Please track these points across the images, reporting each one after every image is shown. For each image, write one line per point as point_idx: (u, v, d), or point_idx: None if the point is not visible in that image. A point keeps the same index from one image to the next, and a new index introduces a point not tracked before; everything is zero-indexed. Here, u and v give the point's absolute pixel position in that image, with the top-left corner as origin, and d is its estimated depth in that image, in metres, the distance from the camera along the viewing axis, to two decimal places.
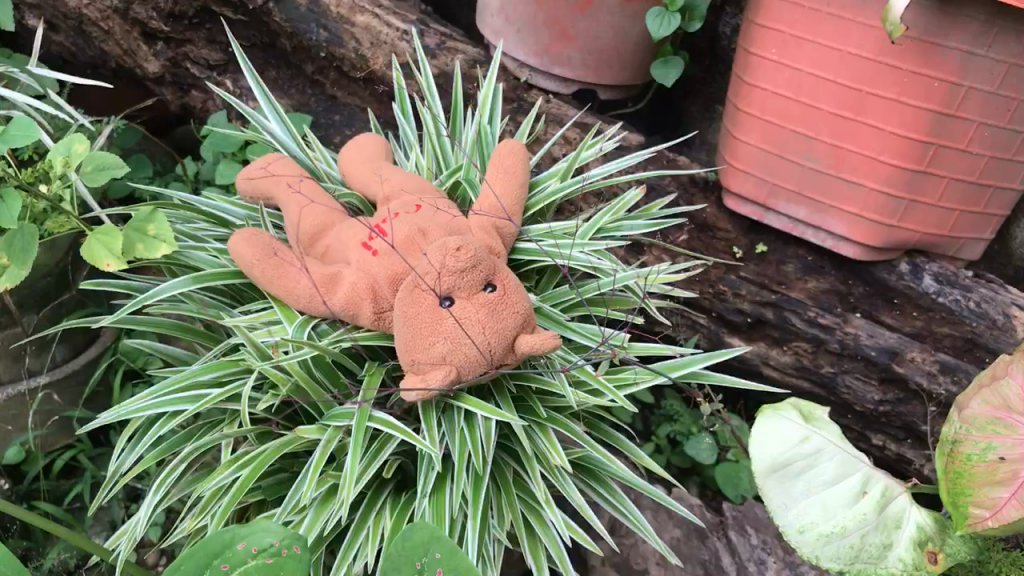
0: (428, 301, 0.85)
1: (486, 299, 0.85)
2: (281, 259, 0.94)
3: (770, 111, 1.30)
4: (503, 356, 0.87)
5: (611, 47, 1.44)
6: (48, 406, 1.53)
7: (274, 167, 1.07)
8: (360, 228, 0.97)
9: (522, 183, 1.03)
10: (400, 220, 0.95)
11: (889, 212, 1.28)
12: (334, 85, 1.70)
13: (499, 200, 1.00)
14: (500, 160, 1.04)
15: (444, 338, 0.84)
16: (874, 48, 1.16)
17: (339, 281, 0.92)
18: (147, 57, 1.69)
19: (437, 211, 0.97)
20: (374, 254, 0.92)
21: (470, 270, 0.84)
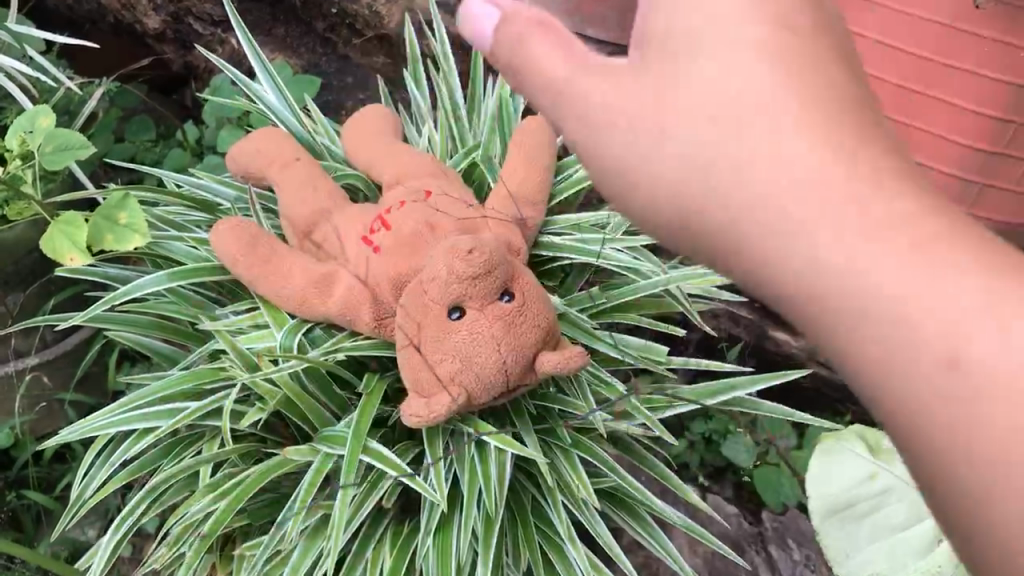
0: (435, 311, 0.73)
1: (504, 310, 0.73)
2: (271, 252, 0.83)
3: None
4: (522, 376, 0.75)
5: None
6: (37, 390, 1.43)
7: (268, 140, 0.95)
8: (360, 217, 0.85)
9: (547, 167, 0.90)
10: (406, 210, 0.82)
11: (961, 198, 1.18)
12: (347, 45, 1.57)
13: (520, 188, 0.88)
14: (521, 139, 0.91)
15: (454, 357, 0.72)
16: (950, 13, 1.07)
17: (337, 281, 0.80)
18: (147, 12, 1.59)
19: (451, 200, 0.84)
20: (375, 250, 0.80)
21: (485, 278, 0.72)
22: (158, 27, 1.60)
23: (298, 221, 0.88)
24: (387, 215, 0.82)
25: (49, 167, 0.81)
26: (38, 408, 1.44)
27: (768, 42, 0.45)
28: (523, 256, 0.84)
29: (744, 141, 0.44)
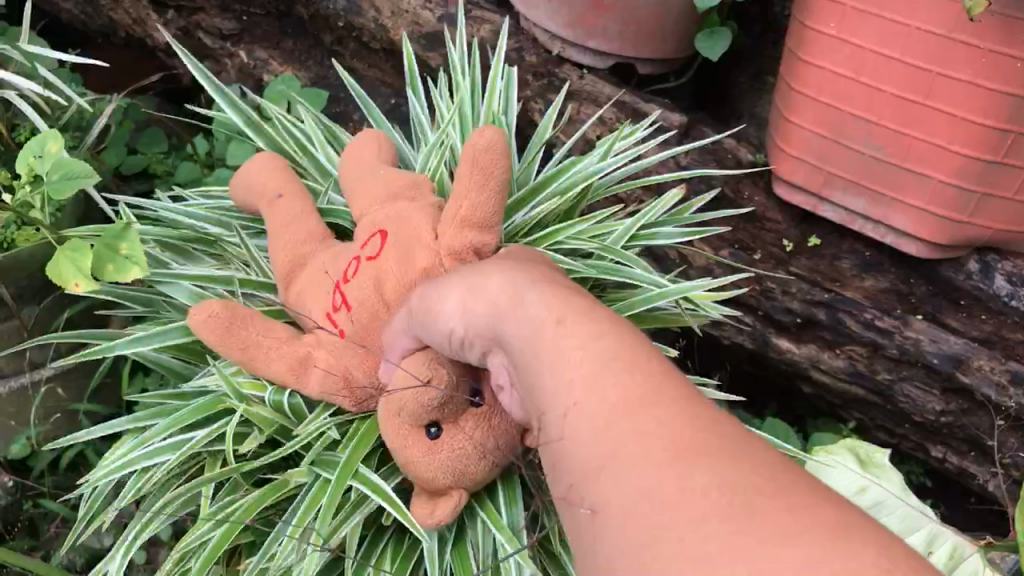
0: (416, 435, 0.79)
1: (477, 417, 0.80)
2: (240, 336, 0.85)
3: (827, 92, 1.21)
4: (504, 454, 0.83)
5: (652, 17, 1.32)
6: (52, 401, 1.46)
7: (252, 172, 1.03)
8: (326, 278, 0.91)
9: (494, 179, 0.87)
10: (364, 269, 0.87)
11: (961, 207, 1.19)
12: (354, 57, 1.60)
13: (471, 210, 0.85)
14: (476, 162, 0.86)
15: (449, 467, 0.79)
16: (947, 24, 1.08)
17: (311, 365, 0.87)
18: (157, 27, 1.64)
19: (402, 241, 0.87)
20: (340, 336, 0.86)
21: (451, 402, 0.77)
22: (169, 41, 1.65)
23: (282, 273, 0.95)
24: (344, 288, 0.87)
25: (54, 195, 0.85)
26: (54, 418, 1.47)
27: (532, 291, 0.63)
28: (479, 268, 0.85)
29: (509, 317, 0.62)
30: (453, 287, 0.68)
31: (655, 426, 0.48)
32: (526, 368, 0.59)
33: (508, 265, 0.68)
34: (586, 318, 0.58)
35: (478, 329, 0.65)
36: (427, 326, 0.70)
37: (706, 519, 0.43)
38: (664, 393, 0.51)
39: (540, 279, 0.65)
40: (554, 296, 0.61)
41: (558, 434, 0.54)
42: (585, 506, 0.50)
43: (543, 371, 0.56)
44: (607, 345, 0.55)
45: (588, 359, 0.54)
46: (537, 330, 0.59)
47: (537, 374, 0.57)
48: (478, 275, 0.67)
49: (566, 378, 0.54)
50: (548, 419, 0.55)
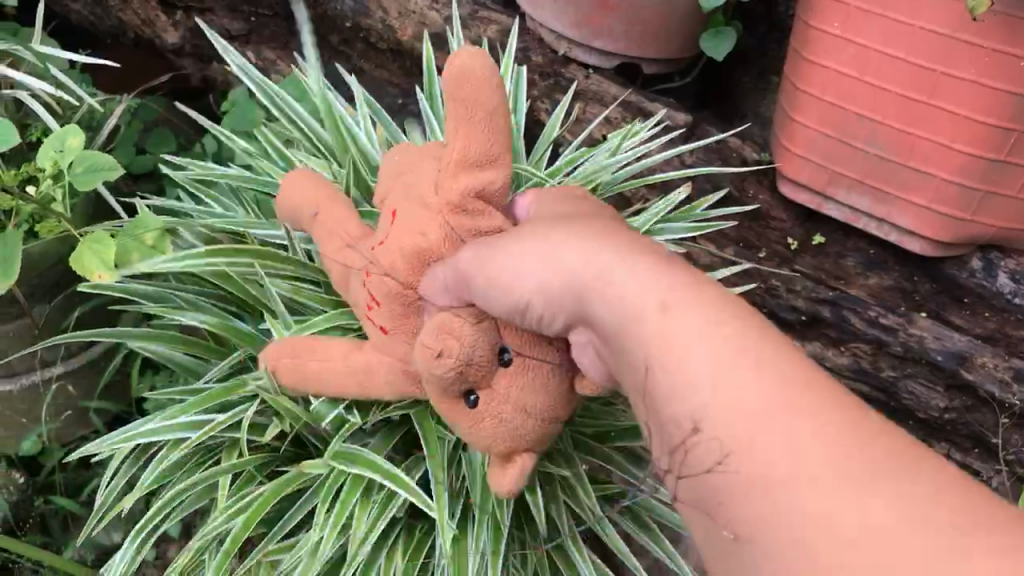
0: (457, 404, 0.78)
1: (510, 376, 0.77)
2: (307, 369, 0.86)
3: (831, 92, 1.23)
4: (558, 408, 0.80)
5: (657, 18, 1.34)
6: (63, 398, 1.47)
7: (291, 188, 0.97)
8: (360, 271, 0.87)
9: (490, 112, 0.78)
10: (383, 250, 0.82)
11: (964, 205, 1.20)
12: (361, 57, 1.61)
13: (467, 151, 0.79)
14: (457, 97, 0.78)
15: (494, 424, 0.78)
16: (950, 24, 1.10)
17: (374, 372, 0.84)
18: (166, 28, 1.66)
19: (406, 216, 0.82)
20: (383, 331, 0.83)
21: (471, 369, 0.74)
22: (177, 42, 1.67)
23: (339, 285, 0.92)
24: (369, 285, 0.83)
25: (81, 187, 0.88)
26: (65, 416, 1.49)
27: (614, 263, 0.62)
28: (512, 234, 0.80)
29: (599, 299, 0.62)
30: (521, 253, 0.67)
31: (789, 440, 0.49)
32: (632, 357, 0.59)
33: (586, 227, 0.66)
34: (692, 299, 0.57)
35: (562, 301, 0.65)
36: (489, 298, 0.69)
37: (881, 538, 0.44)
38: (790, 394, 0.51)
39: (628, 246, 0.63)
40: (649, 273, 0.60)
41: (682, 434, 0.54)
42: (727, 528, 0.52)
43: (652, 368, 0.56)
44: (715, 329, 0.55)
45: (703, 355, 0.54)
46: (641, 317, 0.58)
47: (646, 367, 0.57)
48: (553, 240, 0.66)
49: (681, 377, 0.54)
50: (666, 416, 0.56)
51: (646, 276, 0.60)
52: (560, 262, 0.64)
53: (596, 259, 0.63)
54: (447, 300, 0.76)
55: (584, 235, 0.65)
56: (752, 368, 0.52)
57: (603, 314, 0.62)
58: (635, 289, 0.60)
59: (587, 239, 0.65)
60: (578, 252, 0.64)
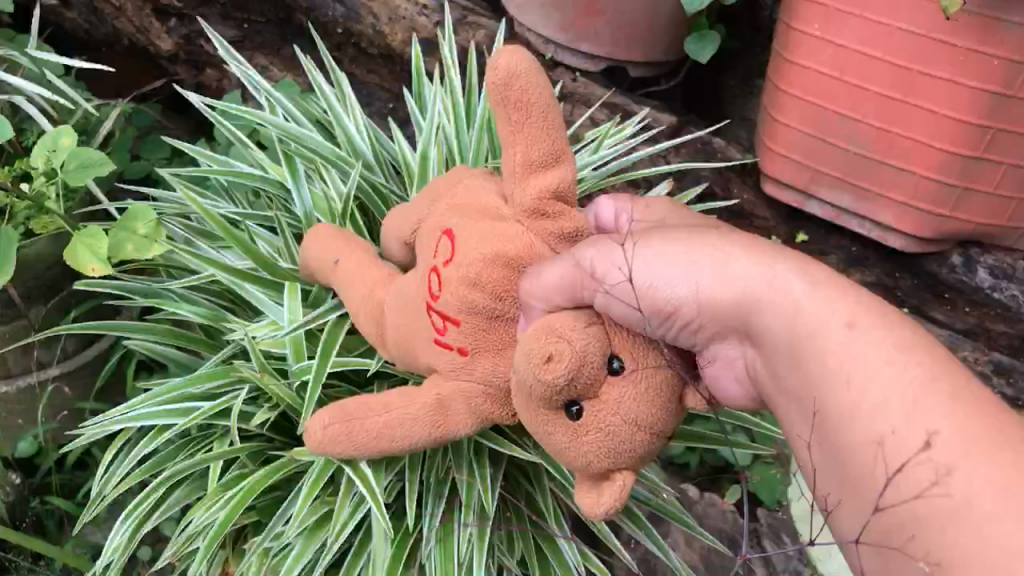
0: (561, 417, 0.76)
1: (619, 386, 0.74)
2: (364, 429, 0.84)
3: (813, 92, 1.26)
4: (666, 424, 0.77)
5: (642, 22, 1.37)
6: (59, 399, 1.50)
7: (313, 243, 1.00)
8: (413, 301, 0.86)
9: (547, 108, 0.82)
10: (449, 272, 0.82)
11: (943, 201, 1.23)
12: (353, 63, 1.64)
13: (530, 153, 0.82)
14: (509, 97, 0.81)
15: (598, 434, 0.75)
16: (926, 24, 1.13)
17: (450, 406, 0.83)
18: (160, 35, 1.68)
19: (475, 230, 0.82)
20: (461, 352, 0.82)
21: (575, 380, 0.72)
22: (171, 49, 1.69)
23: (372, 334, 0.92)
24: (438, 307, 0.82)
25: (71, 183, 0.91)
26: (61, 416, 1.51)
27: (784, 280, 0.63)
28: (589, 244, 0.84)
29: (769, 314, 0.63)
30: (669, 256, 0.67)
31: (976, 477, 0.50)
32: (806, 375, 0.60)
33: (738, 239, 0.68)
34: (879, 321, 0.59)
35: (718, 313, 0.66)
36: (624, 301, 0.69)
37: None
38: (987, 429, 0.52)
39: (795, 263, 0.65)
40: (823, 292, 0.62)
41: (866, 455, 0.56)
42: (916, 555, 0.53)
43: (833, 386, 0.58)
44: (906, 359, 0.56)
45: (893, 382, 0.56)
46: (821, 335, 0.60)
47: (826, 385, 0.59)
48: (703, 246, 0.67)
49: (869, 398, 0.56)
50: (843, 436, 0.57)
51: (821, 295, 0.62)
52: (719, 273, 0.65)
53: (764, 275, 0.64)
54: (547, 302, 0.76)
55: (746, 248, 0.66)
56: (942, 402, 0.54)
57: (772, 329, 0.63)
58: (813, 309, 0.61)
59: (746, 252, 0.66)
60: (741, 266, 0.65)
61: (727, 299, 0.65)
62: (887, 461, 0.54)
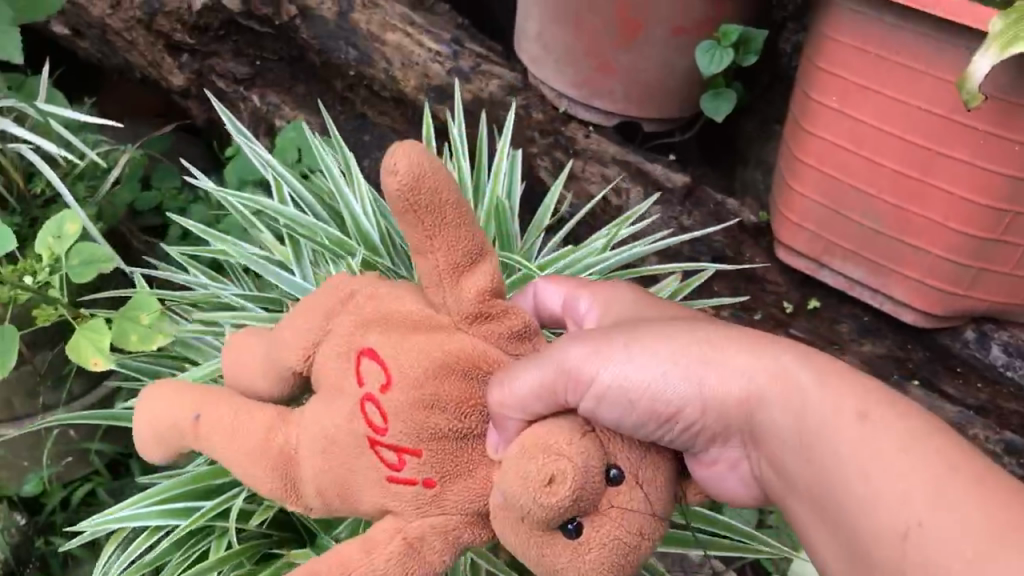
0: (556, 542, 0.69)
1: (621, 495, 0.69)
2: None
3: (829, 163, 1.24)
4: (658, 531, 0.72)
5: (657, 81, 1.36)
6: (64, 441, 1.50)
7: (159, 403, 0.89)
8: (336, 436, 0.78)
9: (459, 203, 0.77)
10: (394, 403, 0.76)
11: (957, 281, 1.21)
12: (364, 103, 1.62)
13: (455, 253, 0.78)
14: (420, 200, 0.74)
15: (600, 550, 0.69)
16: (946, 105, 1.12)
17: (426, 545, 0.75)
18: (171, 70, 1.66)
19: (414, 345, 0.78)
20: (428, 485, 0.75)
21: (576, 501, 0.66)
22: (182, 84, 1.69)
23: (278, 485, 0.82)
24: (388, 441, 0.76)
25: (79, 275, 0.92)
26: (66, 460, 1.52)
27: (784, 379, 0.69)
28: (534, 338, 0.83)
29: (781, 411, 0.69)
30: (666, 350, 0.71)
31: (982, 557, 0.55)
32: (821, 467, 0.65)
33: (738, 335, 0.73)
34: (886, 414, 0.64)
35: (720, 409, 0.71)
36: (609, 410, 0.70)
37: None
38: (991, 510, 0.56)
39: (799, 354, 0.70)
40: (831, 387, 0.67)
41: (878, 544, 0.60)
42: None
43: (850, 476, 0.63)
44: (912, 451, 0.61)
45: (901, 473, 0.61)
46: (835, 428, 0.65)
47: (839, 474, 0.64)
48: (704, 339, 0.72)
49: (881, 492, 0.61)
50: (859, 527, 0.62)
51: (823, 390, 0.67)
52: (719, 371, 0.70)
53: (765, 374, 0.70)
54: (526, 412, 0.72)
55: (747, 346, 0.72)
56: (952, 487, 0.59)
57: (782, 423, 0.69)
58: (819, 405, 0.67)
59: (749, 349, 0.72)
60: (743, 365, 0.71)
61: (736, 393, 0.71)
62: (911, 551, 0.58)
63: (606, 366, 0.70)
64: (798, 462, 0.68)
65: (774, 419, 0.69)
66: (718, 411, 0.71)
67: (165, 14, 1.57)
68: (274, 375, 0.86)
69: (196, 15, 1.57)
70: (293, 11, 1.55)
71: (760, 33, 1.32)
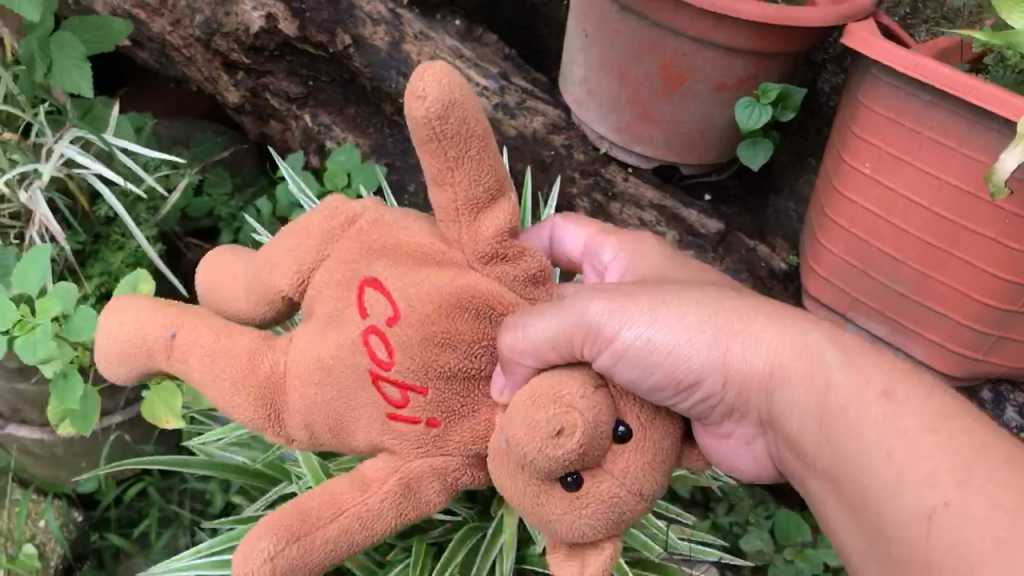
0: (555, 490, 0.73)
1: (629, 451, 0.73)
2: (317, 541, 0.77)
3: (859, 226, 1.29)
4: (653, 492, 0.75)
5: (697, 131, 1.40)
6: (118, 444, 1.57)
7: (130, 318, 0.88)
8: (333, 366, 0.81)
9: (483, 138, 0.77)
10: (400, 343, 0.79)
11: (976, 347, 1.26)
12: (412, 128, 1.70)
13: (474, 191, 0.79)
14: (445, 128, 0.74)
15: (599, 502, 0.72)
16: (974, 183, 1.16)
17: (419, 485, 0.81)
18: (228, 86, 1.74)
19: (422, 280, 0.80)
20: (429, 426, 0.80)
21: (587, 451, 0.69)
22: (238, 100, 1.76)
23: (260, 414, 0.84)
24: (393, 377, 0.79)
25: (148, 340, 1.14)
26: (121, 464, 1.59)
27: (808, 354, 0.76)
28: (547, 281, 0.86)
29: (803, 386, 0.76)
30: (690, 316, 0.77)
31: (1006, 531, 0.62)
32: (842, 441, 0.73)
33: (762, 306, 0.80)
34: (909, 392, 0.73)
35: (742, 377, 0.78)
36: (622, 366, 0.74)
37: None
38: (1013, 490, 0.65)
39: (825, 334, 0.78)
40: (855, 365, 0.75)
41: (902, 512, 0.68)
42: None
43: (872, 458, 0.71)
44: (935, 429, 0.69)
45: (926, 449, 0.69)
46: (862, 405, 0.73)
47: (859, 456, 0.72)
48: (735, 307, 0.79)
49: (908, 469, 0.68)
50: (882, 496, 0.70)
51: (849, 365, 0.75)
52: (743, 339, 0.77)
53: (789, 348, 0.77)
54: (538, 359, 0.76)
55: (772, 319, 0.79)
56: (975, 464, 0.67)
57: (801, 399, 0.76)
58: (845, 382, 0.74)
59: (774, 323, 0.79)
60: (770, 337, 0.78)
61: (760, 364, 0.78)
62: (939, 530, 0.65)
63: (629, 325, 0.76)
64: (819, 431, 0.75)
65: (794, 389, 0.77)
66: (743, 377, 0.78)
67: (223, 35, 1.62)
68: (264, 297, 0.88)
69: (253, 37, 1.63)
70: (348, 40, 1.60)
71: (799, 90, 1.36)
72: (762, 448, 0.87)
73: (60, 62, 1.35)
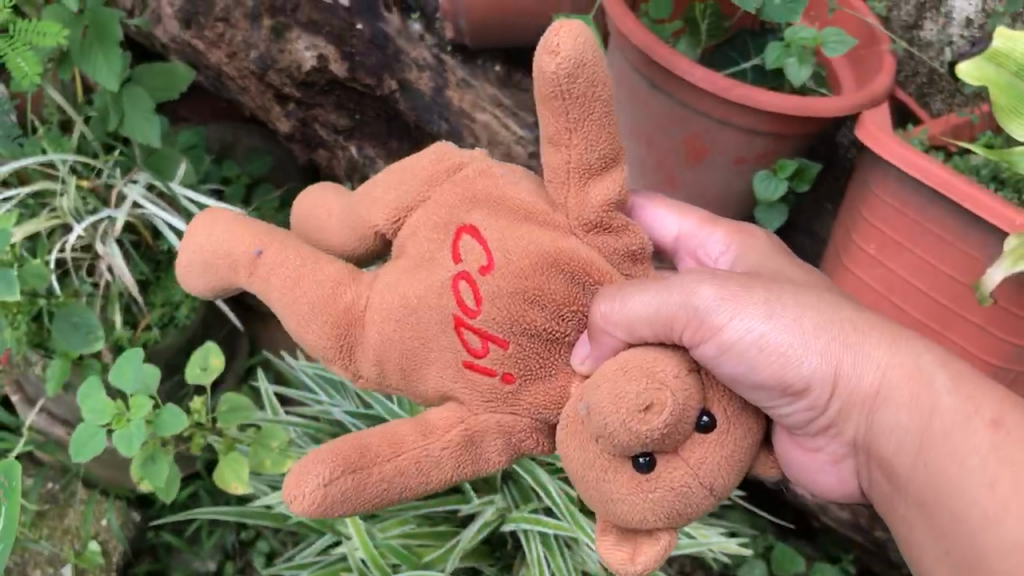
0: (627, 468, 0.75)
1: (710, 442, 0.76)
2: (371, 480, 0.79)
3: (863, 298, 1.40)
4: (725, 486, 0.78)
5: (716, 196, 1.51)
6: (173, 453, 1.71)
7: (219, 230, 0.91)
8: (417, 306, 0.83)
9: (607, 105, 0.79)
10: (490, 291, 0.81)
11: None
12: None
13: (588, 156, 0.81)
14: (571, 87, 0.77)
15: (670, 486, 0.75)
16: (968, 274, 1.26)
17: (480, 444, 0.83)
18: (280, 116, 1.86)
19: (522, 236, 0.82)
20: (503, 381, 0.81)
21: (671, 433, 0.72)
22: (289, 129, 1.88)
23: (333, 345, 0.86)
24: (477, 325, 0.81)
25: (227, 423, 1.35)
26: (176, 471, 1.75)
27: (918, 373, 0.85)
28: (645, 257, 0.88)
29: (907, 405, 0.85)
30: (808, 320, 0.85)
31: None
32: (938, 466, 0.83)
33: (879, 322, 0.88)
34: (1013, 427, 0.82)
35: (848, 381, 0.85)
36: (726, 361, 0.79)
37: None
38: None
39: (936, 357, 0.87)
40: (963, 391, 0.84)
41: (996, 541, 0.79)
42: None
43: (973, 484, 0.81)
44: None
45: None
46: (966, 434, 0.82)
47: (959, 478, 0.82)
48: (857, 320, 0.86)
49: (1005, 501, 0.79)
50: (976, 521, 0.80)
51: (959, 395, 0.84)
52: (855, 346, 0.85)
53: (902, 368, 0.86)
54: (630, 333, 0.79)
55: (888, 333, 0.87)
56: None
57: (902, 415, 0.86)
58: (950, 412, 0.83)
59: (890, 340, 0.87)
60: (884, 352, 0.86)
61: (869, 376, 0.86)
62: None
63: (742, 320, 0.82)
64: (920, 452, 0.85)
65: (897, 403, 0.86)
66: (851, 383, 0.86)
67: (277, 71, 1.73)
68: (360, 231, 0.91)
69: (304, 74, 1.73)
70: (394, 85, 1.71)
71: (815, 165, 1.44)
72: (845, 466, 0.96)
73: (132, 116, 1.46)
